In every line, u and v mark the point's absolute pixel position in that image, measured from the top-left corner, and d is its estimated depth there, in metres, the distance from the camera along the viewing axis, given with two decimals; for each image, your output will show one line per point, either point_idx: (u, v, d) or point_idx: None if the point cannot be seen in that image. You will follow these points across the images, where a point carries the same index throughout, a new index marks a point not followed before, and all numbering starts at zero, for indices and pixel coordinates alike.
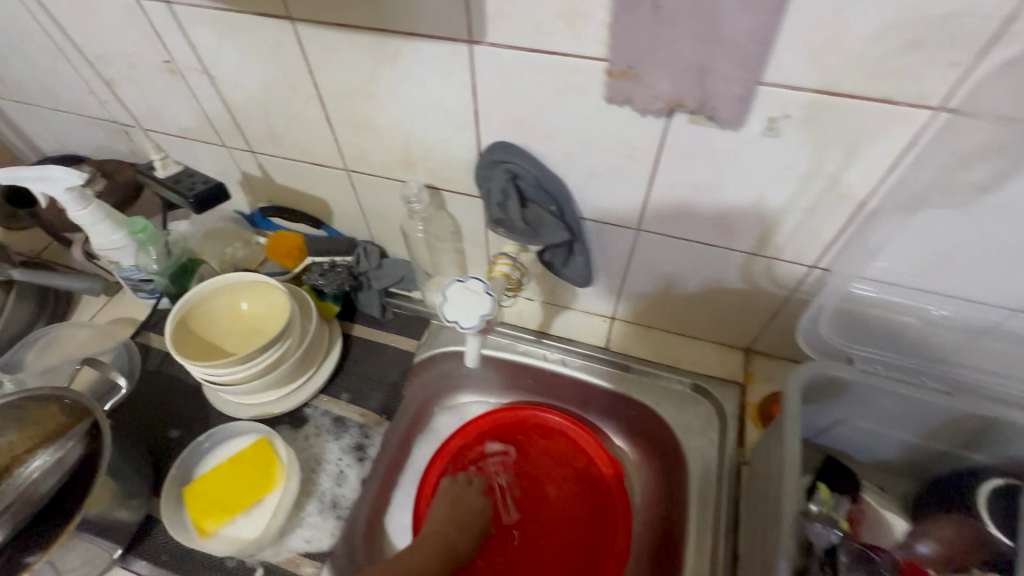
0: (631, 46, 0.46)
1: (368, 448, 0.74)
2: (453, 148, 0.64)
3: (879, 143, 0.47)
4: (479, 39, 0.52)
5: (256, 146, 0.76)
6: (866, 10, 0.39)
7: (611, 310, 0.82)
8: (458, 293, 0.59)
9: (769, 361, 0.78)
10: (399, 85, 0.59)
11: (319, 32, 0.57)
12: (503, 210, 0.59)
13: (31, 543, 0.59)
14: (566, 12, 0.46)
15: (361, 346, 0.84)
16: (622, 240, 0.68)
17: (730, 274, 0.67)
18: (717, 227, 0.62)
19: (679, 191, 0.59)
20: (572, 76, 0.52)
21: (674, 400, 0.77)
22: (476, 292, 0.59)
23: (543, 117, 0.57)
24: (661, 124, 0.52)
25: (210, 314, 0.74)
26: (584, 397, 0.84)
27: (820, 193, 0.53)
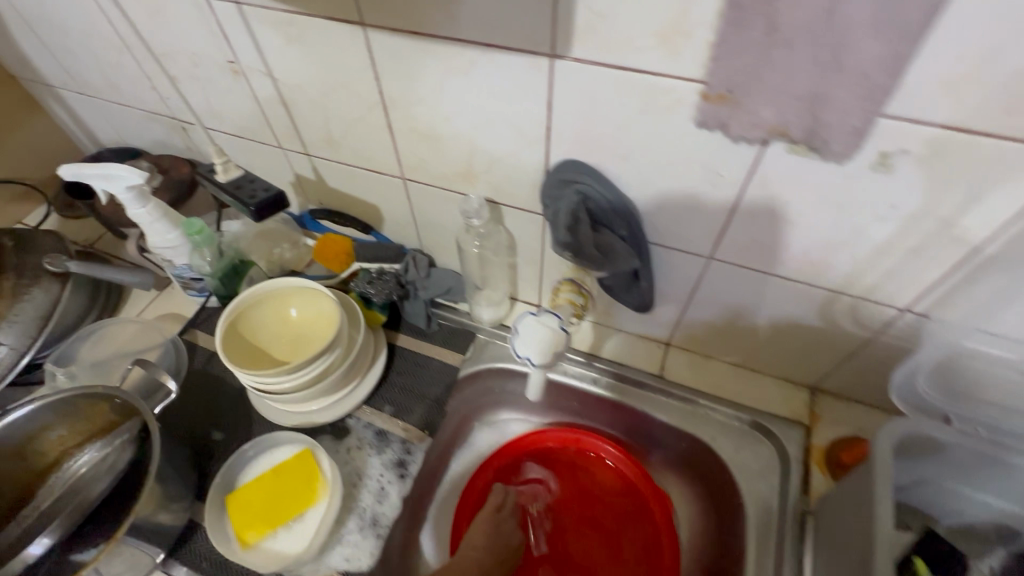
0: (734, 68, 0.42)
1: (410, 465, 0.72)
2: (519, 163, 0.61)
3: (1010, 187, 0.42)
4: (562, 54, 0.48)
5: (313, 149, 0.75)
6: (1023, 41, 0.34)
7: (667, 336, 0.78)
8: (531, 327, 0.61)
9: (838, 402, 0.73)
10: (469, 97, 0.57)
11: (391, 39, 0.54)
12: (571, 234, 0.56)
13: (85, 541, 0.58)
14: (664, 29, 0.43)
15: (405, 356, 0.82)
16: (690, 269, 0.64)
17: (806, 311, 0.63)
18: (801, 262, 0.57)
19: (763, 223, 0.55)
20: (660, 97, 0.48)
21: (732, 436, 0.73)
22: (548, 327, 0.61)
23: (622, 138, 0.53)
24: (754, 152, 0.48)
25: (258, 318, 0.73)
26: (633, 425, 0.80)
27: (928, 236, 0.48)
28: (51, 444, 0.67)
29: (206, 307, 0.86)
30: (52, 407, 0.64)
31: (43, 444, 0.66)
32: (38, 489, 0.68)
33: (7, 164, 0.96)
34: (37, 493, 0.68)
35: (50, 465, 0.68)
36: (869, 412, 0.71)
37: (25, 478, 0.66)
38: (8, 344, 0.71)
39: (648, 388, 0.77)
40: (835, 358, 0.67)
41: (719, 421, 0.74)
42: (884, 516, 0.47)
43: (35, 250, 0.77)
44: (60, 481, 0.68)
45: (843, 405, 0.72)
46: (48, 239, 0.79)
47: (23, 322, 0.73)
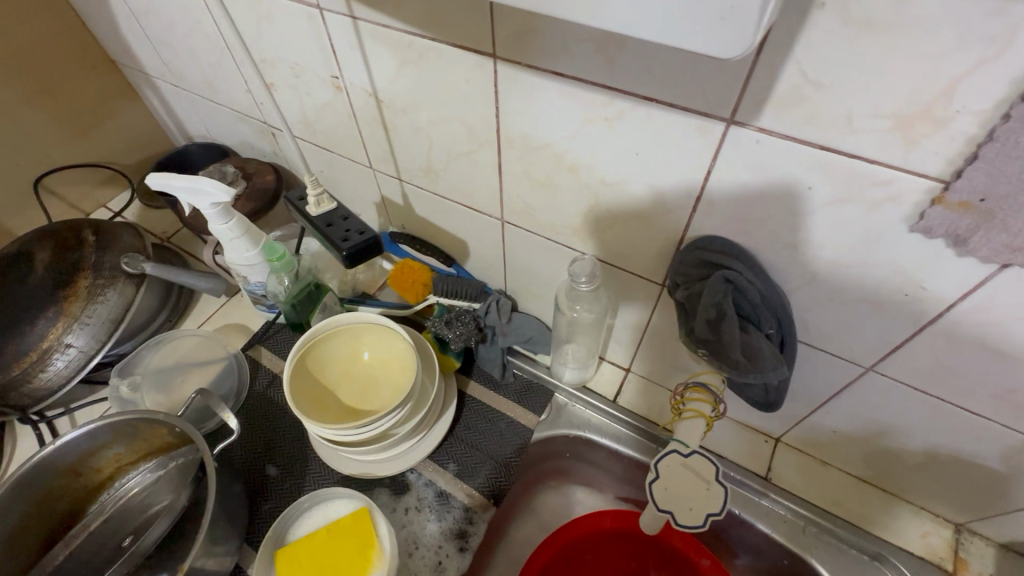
0: (1002, 177, 0.32)
1: (471, 537, 0.65)
2: (649, 228, 0.52)
3: None
4: (743, 120, 0.38)
5: (406, 176, 0.68)
6: None
7: (779, 432, 0.67)
8: (671, 472, 0.51)
9: (990, 548, 0.60)
10: (606, 151, 0.48)
11: (527, 78, 0.46)
12: (713, 330, 0.47)
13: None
14: (909, 112, 0.32)
15: (474, 407, 0.75)
16: (835, 375, 0.53)
17: (985, 450, 0.50)
18: (1000, 400, 0.45)
19: (963, 350, 0.43)
20: (869, 189, 0.37)
21: (849, 568, 0.61)
22: (692, 472, 0.51)
23: (797, 225, 0.43)
24: (984, 272, 0.37)
25: (329, 354, 0.67)
26: (724, 525, 0.70)
27: None
28: (107, 460, 0.63)
29: (273, 322, 0.81)
30: (112, 426, 0.61)
31: (99, 460, 0.63)
32: (89, 505, 0.64)
33: (98, 148, 0.95)
34: (88, 510, 0.64)
35: (103, 481, 0.65)
36: None
37: (78, 493, 0.63)
38: (77, 347, 0.69)
39: (750, 489, 0.67)
40: (1005, 505, 0.55)
41: (835, 544, 0.63)
42: None
43: (115, 247, 0.75)
44: (111, 500, 0.65)
45: (998, 553, 0.60)
46: (128, 236, 0.77)
47: (94, 324, 0.70)
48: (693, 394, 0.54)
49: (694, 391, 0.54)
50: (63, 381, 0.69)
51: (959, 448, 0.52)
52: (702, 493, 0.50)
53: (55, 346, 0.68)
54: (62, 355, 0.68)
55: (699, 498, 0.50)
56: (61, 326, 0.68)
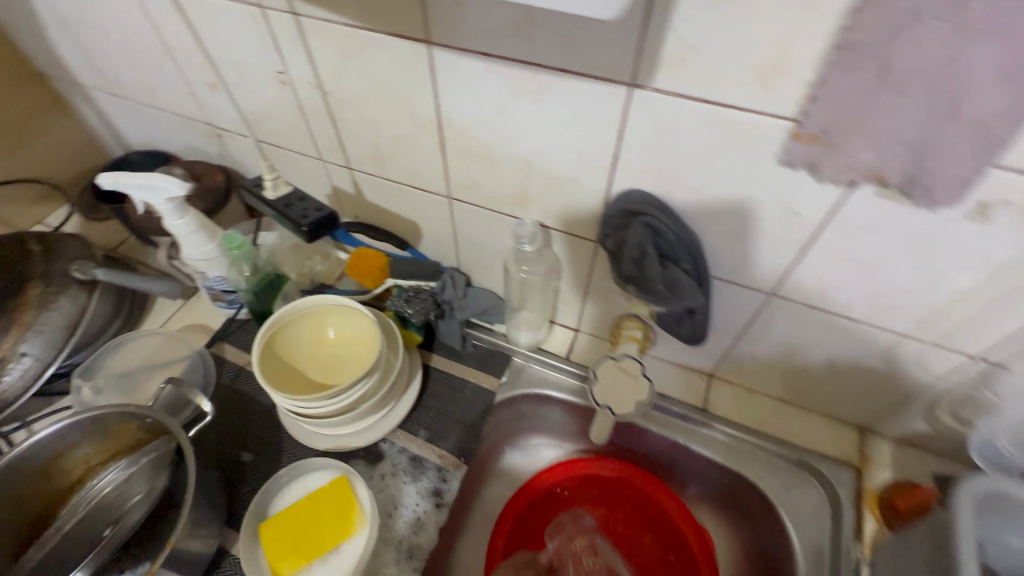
0: (834, 111, 0.40)
1: (446, 493, 0.69)
2: (578, 189, 0.59)
3: None
4: (643, 83, 0.46)
5: (355, 164, 0.72)
6: None
7: (711, 367, 0.76)
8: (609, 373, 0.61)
9: (890, 443, 0.70)
10: (534, 120, 0.54)
11: (459, 59, 0.52)
12: (638, 268, 0.55)
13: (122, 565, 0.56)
14: (762, 65, 0.41)
15: (439, 378, 0.80)
16: (746, 305, 0.62)
17: (869, 352, 0.60)
18: (872, 305, 0.55)
19: (837, 265, 0.52)
20: (745, 132, 0.46)
21: (779, 476, 0.70)
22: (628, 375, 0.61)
23: (697, 171, 0.51)
24: (840, 193, 0.46)
25: (294, 336, 0.70)
26: (673, 457, 0.77)
27: (1018, 287, 0.46)
28: (76, 462, 0.64)
29: (234, 319, 0.83)
30: (81, 424, 0.61)
31: (68, 462, 0.63)
32: (60, 508, 0.64)
33: (32, 163, 0.93)
34: (59, 514, 0.64)
35: (73, 484, 0.65)
36: (921, 454, 0.69)
37: (47, 497, 0.63)
38: (33, 355, 0.68)
39: (692, 421, 0.75)
40: (893, 401, 0.65)
41: (766, 459, 0.72)
42: None
43: (64, 256, 0.75)
44: (83, 502, 0.65)
45: (896, 446, 0.70)
46: (75, 245, 0.77)
47: (50, 331, 0.70)
48: (631, 322, 0.61)
49: (631, 321, 0.61)
50: (18, 392, 0.68)
51: (850, 355, 0.62)
52: (636, 391, 0.60)
53: (10, 356, 0.67)
54: (17, 364, 0.67)
55: (632, 394, 0.60)
56: (13, 336, 0.68)
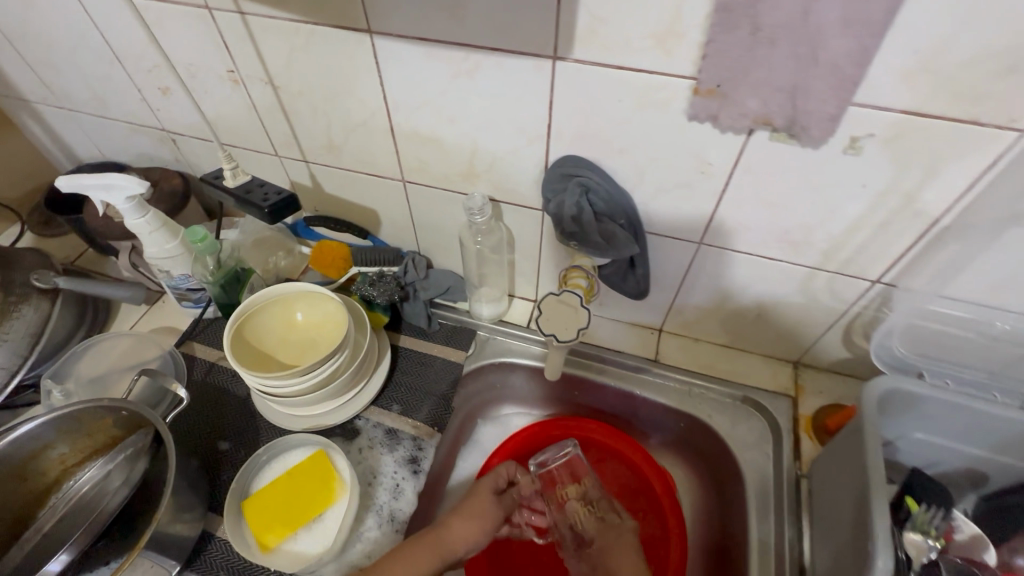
0: (723, 67, 0.47)
1: (422, 460, 0.73)
2: (520, 161, 0.65)
3: (958, 163, 0.48)
4: (563, 56, 0.52)
5: (311, 156, 0.76)
6: (961, 39, 0.41)
7: (659, 322, 0.83)
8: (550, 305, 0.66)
9: (820, 374, 0.78)
10: (473, 98, 0.60)
11: (399, 46, 0.57)
12: (577, 223, 0.62)
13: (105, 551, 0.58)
14: (660, 32, 0.47)
15: (408, 356, 0.83)
16: (680, 256, 0.69)
17: (789, 289, 0.68)
18: (785, 243, 0.62)
19: (749, 208, 0.59)
20: (655, 93, 0.52)
21: (726, 413, 0.78)
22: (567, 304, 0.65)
23: (620, 133, 0.57)
24: (740, 141, 0.53)
25: (263, 324, 0.73)
26: (633, 408, 0.83)
27: (894, 211, 0.54)
28: (52, 463, 0.65)
29: (201, 318, 0.84)
30: (55, 424, 0.62)
31: (43, 463, 0.64)
32: (38, 510, 0.66)
33: None
34: (39, 514, 0.66)
35: (51, 485, 0.66)
36: (846, 380, 0.77)
37: (25, 499, 0.65)
38: None
39: (646, 373, 0.81)
40: (817, 333, 0.73)
41: (713, 399, 0.79)
42: (876, 470, 0.52)
43: (21, 266, 0.75)
44: (62, 501, 0.67)
45: (825, 376, 0.78)
46: (33, 256, 0.77)
47: (14, 340, 0.70)
48: (575, 273, 0.67)
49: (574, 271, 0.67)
50: None
51: (774, 293, 0.69)
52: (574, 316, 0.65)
53: None
54: None
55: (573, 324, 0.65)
56: None
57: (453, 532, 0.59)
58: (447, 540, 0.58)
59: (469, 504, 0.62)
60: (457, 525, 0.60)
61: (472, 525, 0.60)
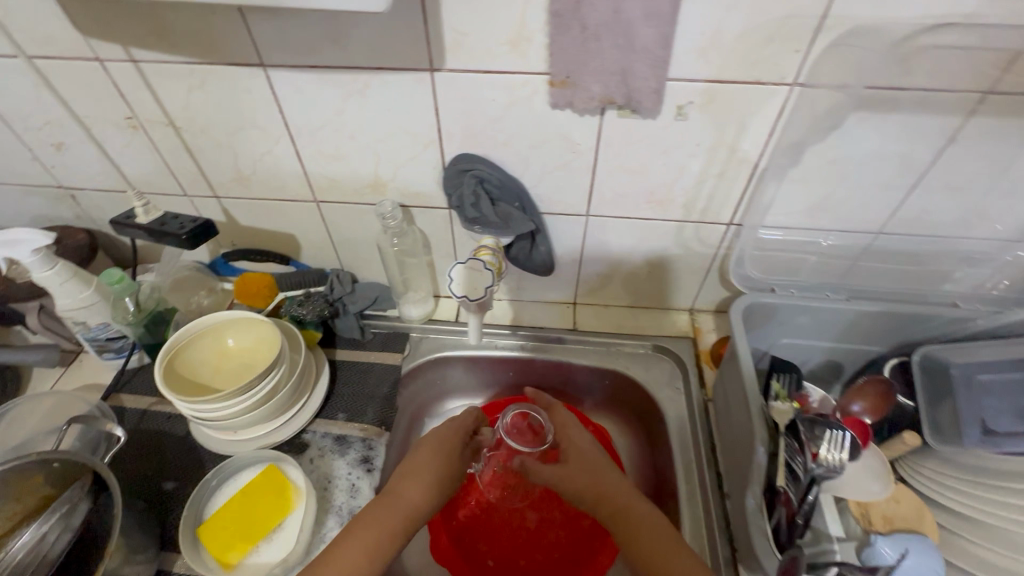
0: (567, 61, 0.58)
1: (374, 458, 0.77)
2: (420, 165, 0.73)
3: (758, 116, 0.62)
4: (438, 66, 0.61)
5: (221, 190, 0.80)
6: (730, 20, 0.54)
7: (572, 295, 0.93)
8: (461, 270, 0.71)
9: (710, 315, 0.92)
10: (368, 114, 0.67)
11: (292, 74, 0.64)
12: (477, 209, 0.71)
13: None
14: (512, 38, 0.58)
15: (346, 368, 0.87)
16: (575, 229, 0.79)
17: (667, 243, 0.80)
18: (653, 203, 0.74)
19: (618, 177, 0.71)
20: (521, 89, 0.62)
21: (641, 361, 0.88)
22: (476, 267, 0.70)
23: (499, 127, 0.67)
24: (596, 121, 0.64)
25: (194, 356, 0.74)
26: (564, 377, 0.91)
27: (725, 161, 0.67)
28: None
29: (124, 370, 0.83)
30: None
31: None
32: None
33: None
34: None
35: None
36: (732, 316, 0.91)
37: None
38: None
39: (569, 341, 0.90)
40: (699, 279, 0.86)
41: (629, 353, 0.89)
42: (748, 366, 0.64)
43: None
44: None
45: (715, 316, 0.92)
46: None
47: None
48: (485, 252, 0.72)
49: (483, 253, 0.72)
50: None
51: (657, 249, 0.81)
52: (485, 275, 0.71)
53: None
54: None
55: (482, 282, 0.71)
56: None
57: (409, 500, 0.61)
58: (402, 508, 0.60)
59: (421, 467, 0.64)
60: (412, 493, 0.62)
61: (426, 490, 0.63)
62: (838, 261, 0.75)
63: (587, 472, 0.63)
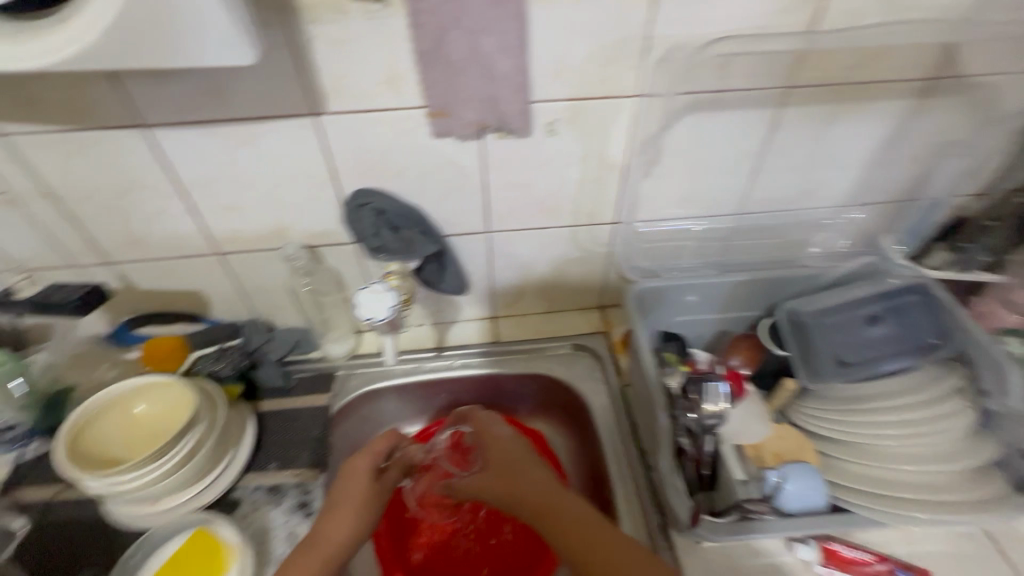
0: (439, 94, 0.64)
1: (312, 501, 0.76)
2: (320, 204, 0.75)
3: (616, 125, 0.71)
4: (321, 110, 0.65)
5: (114, 256, 0.77)
6: (573, 46, 0.63)
7: (491, 311, 0.97)
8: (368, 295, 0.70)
9: (619, 309, 0.99)
10: (259, 161, 0.69)
11: (174, 132, 0.65)
12: (378, 239, 0.74)
13: None
14: (386, 78, 0.63)
15: (273, 417, 0.85)
16: (480, 246, 0.84)
17: (566, 247, 0.87)
18: (545, 213, 0.81)
19: (508, 193, 0.77)
20: (403, 122, 0.67)
21: (563, 361, 0.94)
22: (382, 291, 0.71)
23: (389, 160, 0.71)
24: (478, 144, 0.71)
25: (100, 430, 0.71)
26: (495, 390, 0.95)
27: (598, 168, 0.76)
28: None
29: (21, 463, 0.77)
30: None
31: None
32: None
33: None
34: None
35: None
36: None
37: None
38: None
39: (495, 354, 0.94)
40: (601, 276, 0.93)
41: (551, 355, 0.94)
42: (643, 345, 0.71)
43: None
44: None
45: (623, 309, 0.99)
46: None
47: None
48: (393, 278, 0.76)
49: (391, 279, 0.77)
50: None
51: (557, 255, 0.88)
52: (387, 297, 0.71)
53: None
54: None
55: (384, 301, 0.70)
56: None
57: (338, 540, 0.61)
58: (332, 550, 0.60)
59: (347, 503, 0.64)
60: (340, 532, 0.61)
61: (356, 524, 0.63)
62: (712, 243, 0.85)
63: (506, 474, 0.65)
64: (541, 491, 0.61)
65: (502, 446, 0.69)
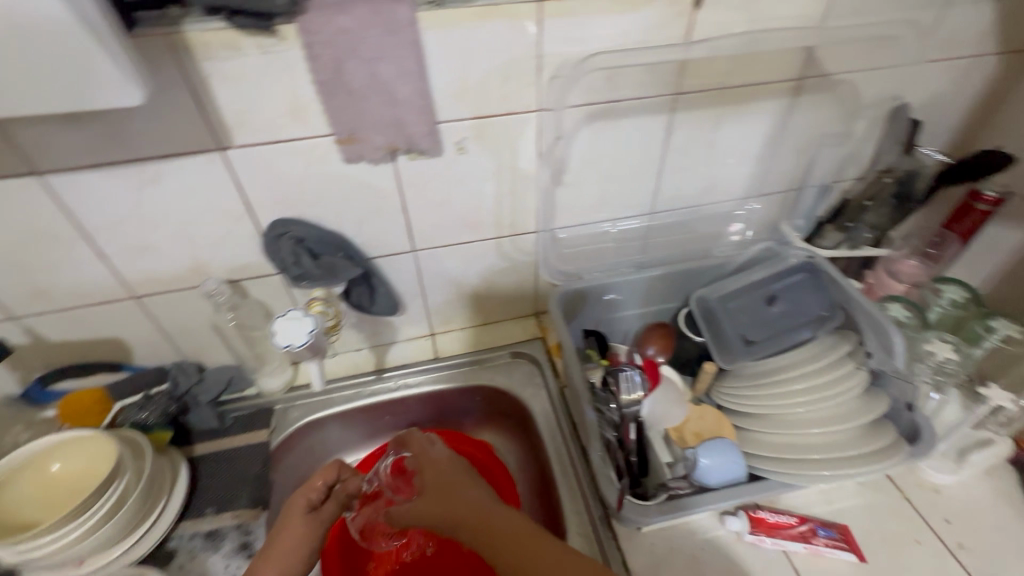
0: (345, 122, 0.66)
1: (254, 541, 0.74)
2: (237, 237, 0.75)
3: (522, 139, 0.75)
4: (227, 144, 0.65)
5: (18, 310, 0.74)
6: (470, 69, 0.66)
7: (429, 328, 0.98)
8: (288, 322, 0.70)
9: None
10: (167, 200, 0.68)
11: (71, 176, 0.63)
12: (300, 266, 0.74)
13: None
14: (290, 110, 0.64)
15: (208, 460, 0.83)
16: (407, 265, 0.86)
17: (493, 259, 0.90)
18: (467, 227, 0.83)
19: (428, 211, 0.79)
20: (313, 151, 0.68)
21: (503, 370, 0.96)
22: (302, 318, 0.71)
23: (303, 189, 0.72)
24: (391, 166, 0.72)
25: (12, 494, 0.68)
26: (439, 406, 0.95)
27: (512, 180, 0.79)
28: None
29: None
30: None
31: None
32: None
33: None
34: None
35: None
36: None
37: None
38: None
39: (436, 370, 0.95)
40: (531, 284, 0.96)
41: (491, 365, 0.96)
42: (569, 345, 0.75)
43: None
44: None
45: None
46: None
47: None
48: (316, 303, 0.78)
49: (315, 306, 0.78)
50: None
51: (485, 267, 0.91)
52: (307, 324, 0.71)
53: None
54: None
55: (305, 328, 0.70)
56: None
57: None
58: None
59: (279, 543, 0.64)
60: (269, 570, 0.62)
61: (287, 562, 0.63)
62: (630, 243, 0.90)
63: (442, 495, 0.66)
64: (475, 507, 0.62)
65: (440, 467, 0.70)
